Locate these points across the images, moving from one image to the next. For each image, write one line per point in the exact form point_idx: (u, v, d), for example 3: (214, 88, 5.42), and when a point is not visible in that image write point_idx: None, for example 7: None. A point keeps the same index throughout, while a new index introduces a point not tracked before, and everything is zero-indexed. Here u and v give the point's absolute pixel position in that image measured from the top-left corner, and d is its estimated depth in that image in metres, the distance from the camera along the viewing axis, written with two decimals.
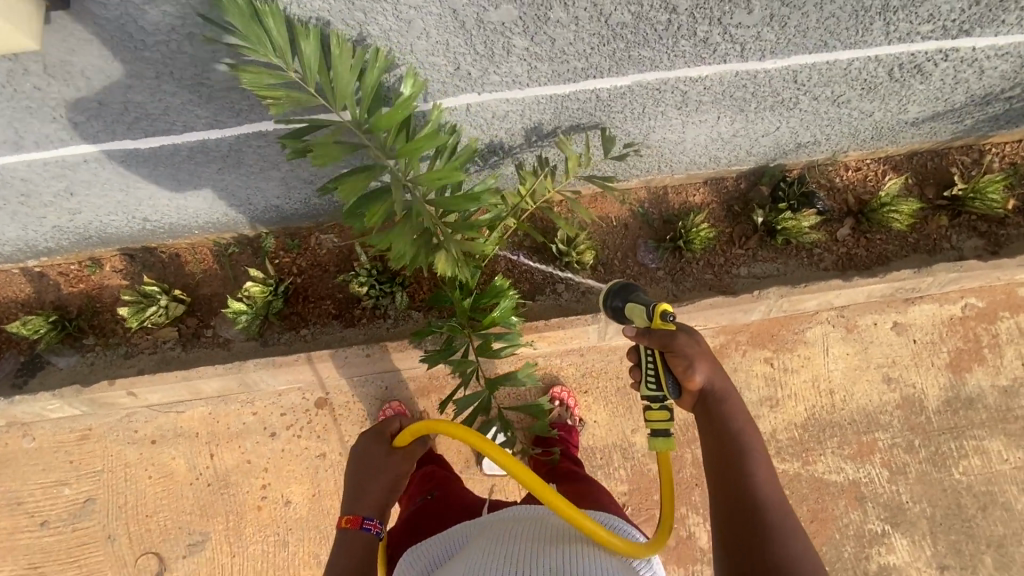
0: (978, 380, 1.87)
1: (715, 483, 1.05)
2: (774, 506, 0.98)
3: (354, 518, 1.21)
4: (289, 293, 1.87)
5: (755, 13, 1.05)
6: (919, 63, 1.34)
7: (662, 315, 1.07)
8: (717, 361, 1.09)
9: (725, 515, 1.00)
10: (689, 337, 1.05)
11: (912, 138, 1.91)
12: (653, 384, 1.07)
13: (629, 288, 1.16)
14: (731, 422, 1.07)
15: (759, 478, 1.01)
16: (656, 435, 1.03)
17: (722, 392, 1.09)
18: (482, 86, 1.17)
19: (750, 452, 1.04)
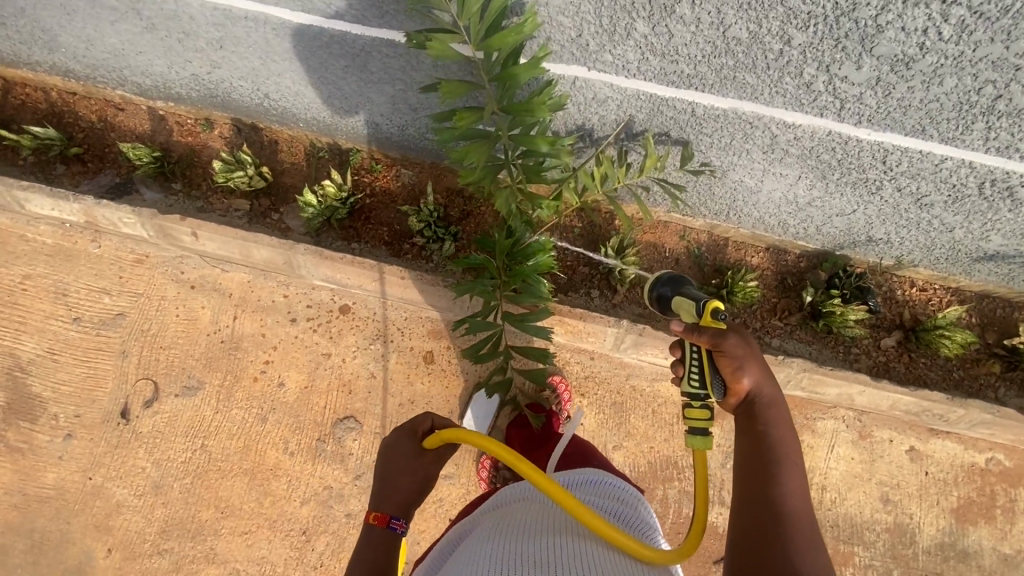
0: (980, 538, 1.76)
1: (743, 484, 1.07)
2: (800, 514, 1.00)
3: (380, 517, 1.19)
4: (355, 208, 2.02)
5: (863, 71, 1.11)
6: (1012, 185, 1.36)
7: (714, 313, 1.06)
8: (767, 368, 1.12)
9: (750, 517, 1.02)
10: (741, 339, 1.08)
11: (987, 275, 1.87)
12: (697, 383, 1.08)
13: (679, 281, 1.21)
14: (770, 430, 1.09)
15: (790, 487, 1.04)
16: (693, 433, 1.03)
17: (768, 399, 1.12)
18: (594, 62, 1.28)
19: (785, 462, 1.06)
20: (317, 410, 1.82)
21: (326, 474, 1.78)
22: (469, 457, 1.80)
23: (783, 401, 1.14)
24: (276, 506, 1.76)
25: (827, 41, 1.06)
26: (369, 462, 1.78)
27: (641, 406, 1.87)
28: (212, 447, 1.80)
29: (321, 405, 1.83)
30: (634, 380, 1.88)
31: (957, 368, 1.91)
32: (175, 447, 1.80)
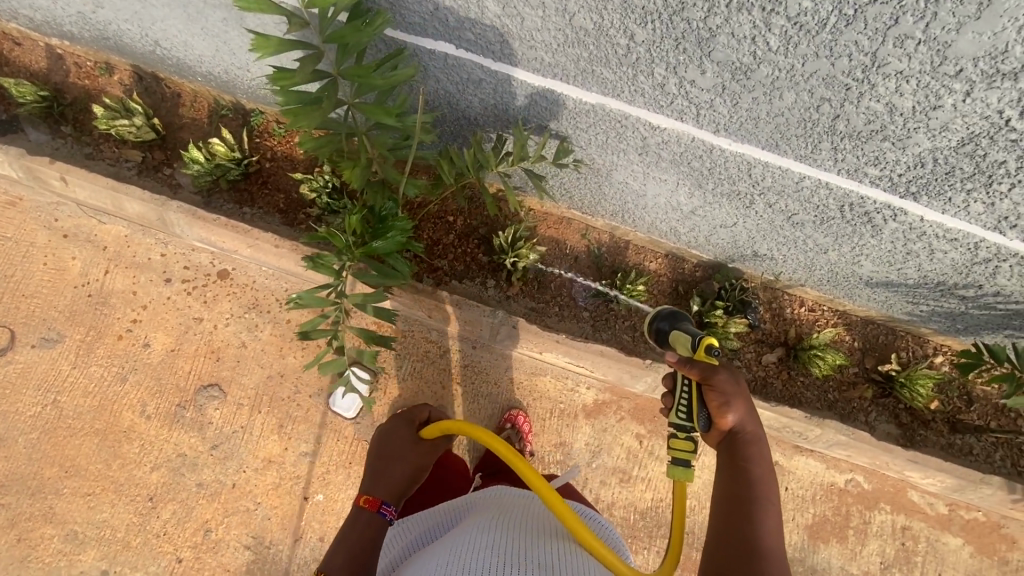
0: (830, 556, 1.81)
1: (719, 521, 1.02)
2: (776, 560, 0.94)
3: (372, 501, 1.30)
4: (252, 172, 1.93)
5: (708, 76, 1.09)
6: (869, 211, 1.37)
7: (708, 349, 1.08)
8: (755, 406, 1.12)
9: (722, 555, 0.96)
10: (731, 375, 1.10)
11: (869, 301, 1.90)
12: (683, 414, 1.10)
13: (678, 319, 1.22)
14: (752, 467, 1.05)
15: (767, 528, 0.99)
16: (676, 464, 1.05)
17: (754, 438, 1.10)
18: (457, 40, 1.24)
19: (764, 503, 1.02)
20: (181, 374, 1.77)
21: (182, 441, 1.72)
22: (332, 436, 1.76)
23: (768, 444, 1.12)
24: (124, 470, 1.70)
25: (667, 41, 1.05)
26: (229, 432, 1.74)
27: (517, 400, 1.86)
28: (64, 403, 1.73)
29: (186, 370, 1.77)
30: (513, 373, 1.87)
31: (832, 390, 1.93)
32: (25, 400, 1.72)
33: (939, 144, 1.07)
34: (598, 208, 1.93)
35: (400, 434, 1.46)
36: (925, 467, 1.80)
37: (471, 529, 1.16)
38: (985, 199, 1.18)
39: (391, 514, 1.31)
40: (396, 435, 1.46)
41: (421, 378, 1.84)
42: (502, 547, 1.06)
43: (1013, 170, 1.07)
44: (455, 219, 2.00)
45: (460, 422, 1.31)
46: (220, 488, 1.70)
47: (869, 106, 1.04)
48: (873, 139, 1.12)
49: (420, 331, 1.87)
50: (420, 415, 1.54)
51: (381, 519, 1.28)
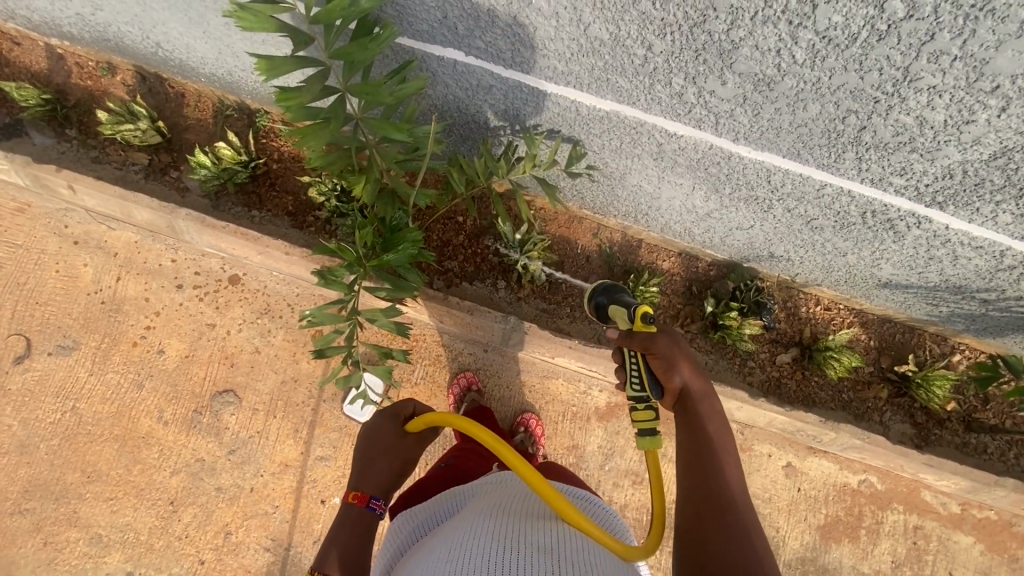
0: (842, 556, 1.82)
1: (683, 479, 1.04)
2: (741, 500, 0.96)
3: (361, 496, 1.32)
4: (259, 173, 1.89)
5: (729, 86, 1.05)
6: (891, 218, 1.33)
7: (643, 317, 1.15)
8: (698, 364, 1.15)
9: (691, 507, 0.97)
10: (670, 339, 1.14)
11: (886, 301, 1.87)
12: (637, 385, 1.11)
13: (617, 298, 1.28)
14: (705, 423, 1.09)
15: (730, 474, 1.01)
16: (641, 434, 1.03)
17: (702, 394, 1.13)
18: (467, 47, 1.20)
19: (722, 453, 1.04)
20: (196, 380, 1.78)
21: (200, 446, 1.75)
22: (347, 440, 1.77)
23: (717, 398, 1.16)
24: (144, 475, 1.73)
25: (687, 52, 1.00)
26: (245, 437, 1.76)
27: (530, 403, 1.86)
28: (82, 410, 1.75)
29: (201, 376, 1.79)
30: (525, 377, 1.87)
31: (847, 390, 1.91)
32: (44, 408, 1.75)
33: (970, 157, 1.04)
34: (611, 209, 1.89)
35: (383, 428, 1.45)
36: (939, 469, 1.80)
37: (465, 519, 1.14)
38: (1014, 210, 1.15)
39: (381, 508, 1.33)
40: (378, 429, 1.44)
41: (433, 382, 1.85)
42: (499, 535, 1.04)
43: None
44: (465, 220, 1.97)
45: (436, 412, 1.31)
46: (238, 492, 1.73)
47: (898, 118, 1.00)
48: (900, 151, 1.08)
49: (432, 334, 1.86)
50: (406, 409, 1.51)
51: (370, 513, 1.31)
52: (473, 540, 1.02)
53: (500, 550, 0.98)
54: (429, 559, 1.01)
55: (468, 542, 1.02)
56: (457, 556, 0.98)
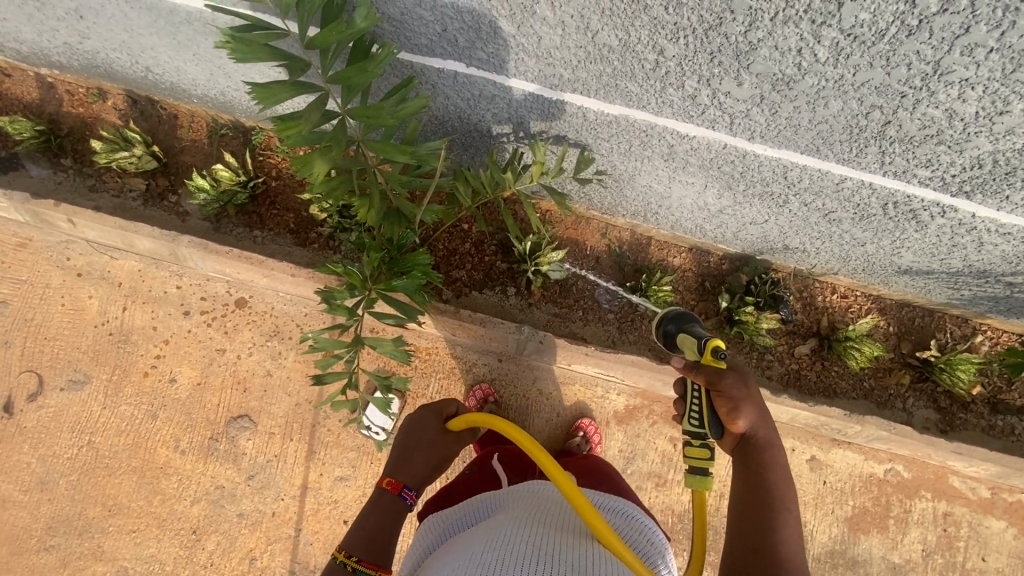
0: (871, 547, 1.80)
1: (737, 528, 1.04)
2: (797, 565, 0.96)
3: (395, 484, 1.32)
4: (259, 192, 1.85)
5: (745, 87, 1.00)
6: (915, 209, 1.28)
7: (714, 351, 1.05)
8: (764, 410, 1.13)
9: (743, 559, 0.98)
10: (738, 379, 1.08)
11: (905, 287, 1.84)
12: (695, 421, 1.09)
13: (685, 318, 1.18)
14: (765, 474, 1.08)
15: (785, 534, 1.00)
16: (692, 472, 1.03)
17: (765, 443, 1.11)
18: (468, 59, 1.15)
19: (782, 510, 1.04)
20: (211, 407, 1.76)
21: (219, 473, 1.73)
22: (366, 459, 1.76)
23: (780, 447, 1.14)
24: (165, 505, 1.72)
25: (701, 55, 0.95)
26: (263, 462, 1.74)
27: (547, 410, 1.84)
28: (99, 444, 1.74)
29: (215, 403, 1.77)
30: (541, 385, 1.85)
31: (868, 378, 1.88)
32: (61, 443, 1.73)
33: (1002, 147, 0.99)
34: (619, 210, 1.86)
35: (425, 421, 1.45)
36: (968, 456, 1.76)
37: (500, 527, 1.11)
38: None
39: (411, 499, 1.32)
40: (419, 422, 1.45)
41: (449, 395, 1.82)
42: (535, 546, 1.01)
43: None
44: (470, 228, 1.96)
45: (479, 414, 1.32)
46: (260, 517, 1.72)
47: (925, 112, 0.95)
48: (926, 143, 1.03)
49: (445, 347, 1.84)
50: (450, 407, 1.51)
51: (402, 503, 1.30)
52: (509, 547, 1.00)
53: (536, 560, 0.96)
54: (462, 562, 0.99)
55: (503, 550, 1.00)
56: (492, 561, 0.96)
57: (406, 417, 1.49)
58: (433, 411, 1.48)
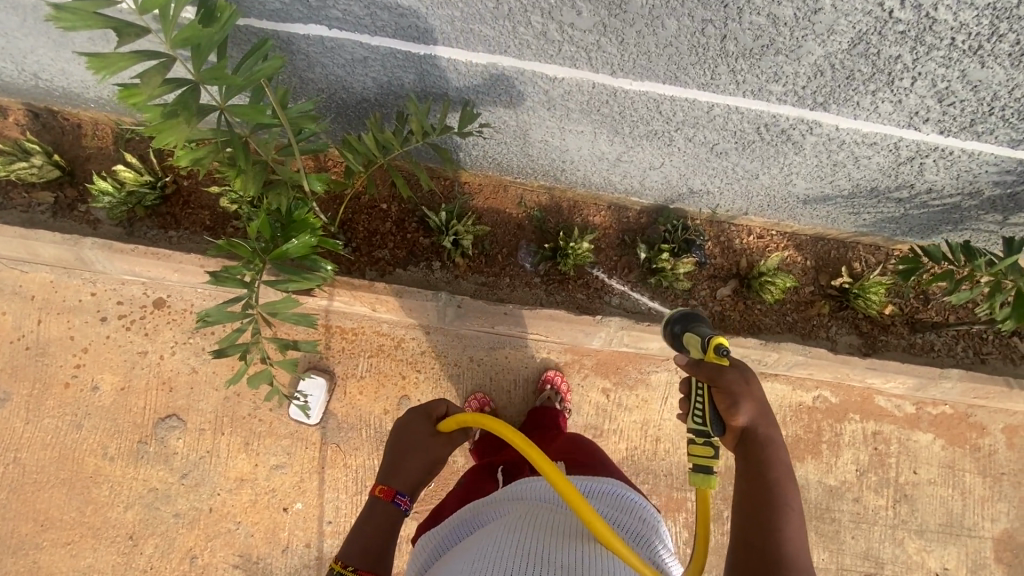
0: (806, 472, 1.85)
1: (740, 527, 1.02)
2: (801, 564, 0.95)
3: (387, 491, 1.32)
4: (170, 192, 1.80)
5: (585, 16, 1.04)
6: (785, 129, 1.33)
7: (716, 349, 1.01)
8: (765, 404, 1.08)
9: (743, 558, 0.97)
10: (741, 374, 1.04)
11: (813, 219, 1.87)
12: (699, 419, 1.02)
13: (692, 317, 1.11)
14: (767, 471, 1.04)
15: (790, 534, 0.98)
16: (696, 470, 0.97)
17: (766, 439, 1.08)
18: (326, 19, 1.17)
19: (785, 508, 1.01)
20: (137, 411, 1.75)
21: (151, 476, 1.72)
22: (301, 445, 1.76)
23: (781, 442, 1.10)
24: (98, 514, 1.70)
25: None
26: (196, 459, 1.73)
27: (480, 378, 1.86)
28: (25, 460, 1.71)
29: (141, 406, 1.75)
30: (471, 352, 1.86)
31: (791, 312, 1.92)
32: None
33: (832, 49, 1.03)
34: (529, 170, 1.83)
35: (417, 426, 1.45)
36: (884, 372, 1.83)
37: (491, 534, 1.11)
38: (892, 97, 1.15)
39: (406, 505, 1.33)
40: (413, 426, 1.45)
41: (379, 373, 1.81)
42: (527, 552, 1.01)
43: (910, 63, 1.03)
44: (389, 207, 1.89)
45: (471, 414, 1.31)
46: (197, 514, 1.71)
47: (751, 20, 0.99)
48: (766, 55, 1.07)
49: (371, 326, 1.83)
50: (438, 409, 1.49)
51: (395, 509, 1.31)
52: (496, 561, 0.99)
53: (526, 568, 0.97)
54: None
55: (492, 567, 0.98)
56: (482, 571, 0.97)
57: (398, 419, 1.50)
58: (423, 414, 1.47)
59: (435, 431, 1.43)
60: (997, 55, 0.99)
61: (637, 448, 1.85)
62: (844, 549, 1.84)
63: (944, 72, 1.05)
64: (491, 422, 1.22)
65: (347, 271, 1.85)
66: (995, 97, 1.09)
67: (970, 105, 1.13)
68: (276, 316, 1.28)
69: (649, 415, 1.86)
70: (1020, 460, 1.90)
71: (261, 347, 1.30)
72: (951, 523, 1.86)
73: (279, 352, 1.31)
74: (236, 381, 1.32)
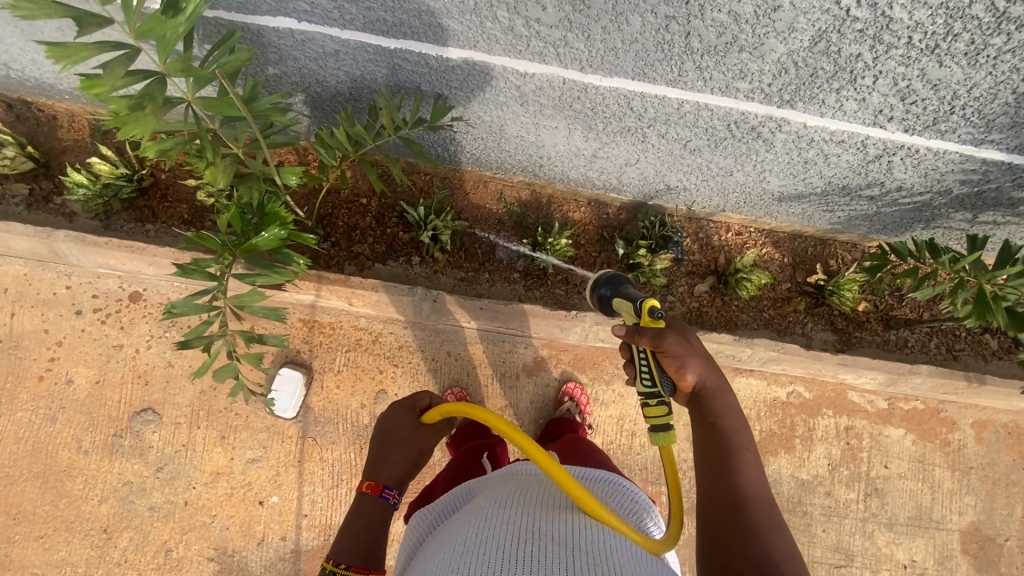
0: (780, 467, 1.88)
1: (704, 477, 1.09)
2: (760, 500, 1.02)
3: (374, 486, 1.35)
4: (148, 185, 1.79)
5: (550, 11, 1.05)
6: (754, 127, 1.34)
7: (651, 312, 1.05)
8: (708, 356, 1.12)
9: (709, 507, 1.04)
10: (680, 336, 1.07)
11: (789, 216, 1.88)
12: (648, 382, 1.08)
13: (618, 280, 1.18)
14: (721, 422, 1.10)
15: (749, 473, 1.06)
16: (656, 430, 1.04)
17: (715, 391, 1.12)
18: (294, 12, 1.17)
19: (741, 452, 1.08)
20: (112, 405, 1.74)
21: (126, 470, 1.72)
22: (277, 438, 1.76)
23: (729, 389, 1.16)
24: (72, 507, 1.70)
25: None
26: (171, 453, 1.73)
27: (458, 373, 1.86)
28: None
29: (116, 399, 1.74)
30: (449, 347, 1.86)
31: (768, 308, 1.93)
32: None
33: (793, 46, 1.05)
34: (507, 165, 1.83)
35: (400, 419, 1.49)
36: (856, 368, 1.86)
37: (482, 511, 1.15)
38: (856, 95, 1.16)
39: (394, 499, 1.35)
40: (395, 420, 1.49)
41: (356, 367, 1.81)
42: (517, 525, 1.06)
43: (870, 61, 1.05)
44: (369, 201, 1.88)
45: (453, 404, 1.34)
46: (172, 508, 1.72)
47: (713, 17, 1.01)
48: (730, 52, 1.09)
49: (349, 320, 1.83)
50: (421, 402, 1.55)
51: (383, 503, 1.33)
52: (488, 535, 1.03)
53: (518, 540, 1.01)
54: (446, 551, 1.03)
55: (484, 541, 1.02)
56: (475, 545, 1.01)
57: (382, 414, 1.54)
58: (407, 407, 1.52)
59: (419, 424, 1.47)
60: (954, 54, 1.00)
61: (614, 442, 1.87)
62: (815, 542, 1.86)
63: (905, 70, 1.06)
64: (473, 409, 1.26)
65: (325, 266, 1.85)
66: (954, 96, 1.11)
67: (932, 104, 1.15)
68: (242, 310, 1.28)
69: (625, 410, 1.88)
70: (988, 455, 1.93)
71: (228, 340, 1.30)
72: (921, 516, 1.89)
73: (246, 344, 1.31)
74: (203, 373, 1.32)
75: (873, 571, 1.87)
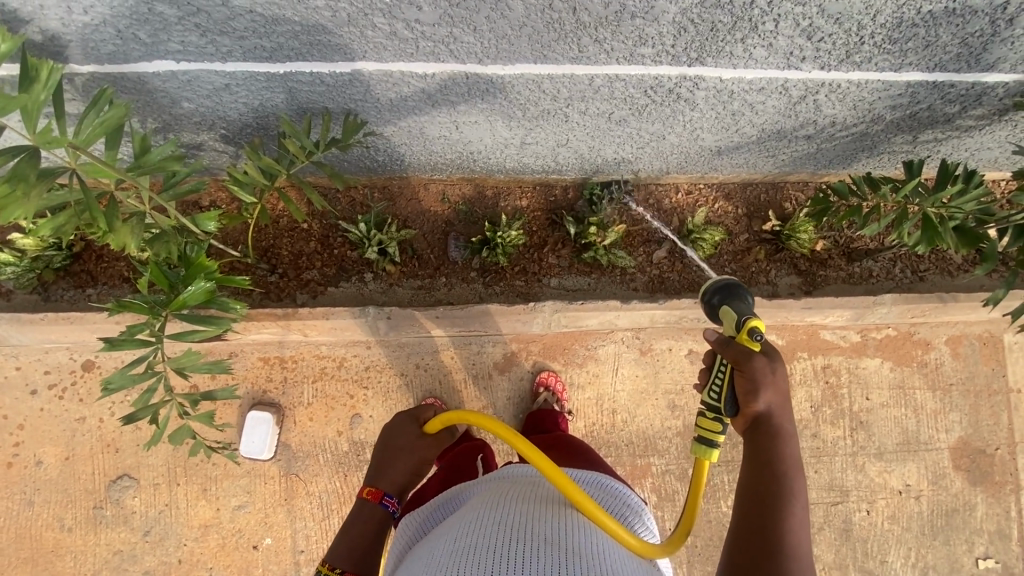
0: None
1: (742, 517, 1.00)
2: (802, 561, 0.93)
3: (375, 492, 1.33)
4: (79, 250, 1.72)
5: (427, 10, 1.01)
6: (672, 89, 1.30)
7: (751, 332, 1.03)
8: (783, 392, 1.05)
9: (744, 545, 0.96)
10: (768, 363, 1.03)
11: (734, 167, 1.83)
12: (714, 394, 1.08)
13: (734, 289, 1.09)
14: (775, 461, 1.02)
15: (796, 525, 0.96)
16: (700, 441, 1.06)
17: (778, 429, 1.04)
18: (167, 54, 1.12)
19: (791, 502, 0.99)
20: (86, 478, 1.71)
21: (113, 539, 1.71)
22: (259, 481, 1.74)
23: (795, 434, 1.07)
24: None
25: None
26: (155, 514, 1.72)
27: (430, 384, 1.84)
28: None
29: (89, 472, 1.71)
30: (417, 358, 1.84)
31: (729, 263, 1.90)
32: None
33: (685, 5, 1.01)
34: (441, 164, 1.76)
35: (405, 428, 1.47)
36: (821, 309, 1.85)
37: (473, 510, 1.10)
38: (762, 42, 1.13)
39: (393, 507, 1.33)
40: (401, 429, 1.47)
41: (326, 396, 1.79)
42: (509, 524, 1.01)
43: (766, 7, 1.02)
44: (310, 226, 1.81)
45: (455, 412, 1.31)
46: (168, 568, 1.71)
47: None
48: (623, 20, 1.05)
49: (310, 350, 1.80)
50: (427, 413, 1.52)
51: (383, 510, 1.31)
52: (481, 534, 0.99)
53: (510, 539, 0.97)
54: (436, 553, 0.99)
55: (478, 541, 0.97)
56: (465, 547, 0.97)
57: (386, 425, 1.52)
58: (411, 418, 1.49)
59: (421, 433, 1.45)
60: None
61: (596, 423, 1.87)
62: (809, 485, 1.88)
63: (803, 10, 1.03)
64: (477, 415, 1.25)
65: (277, 299, 1.79)
66: (861, 26, 1.08)
67: (840, 37, 1.12)
68: (181, 369, 1.24)
69: (602, 389, 1.87)
70: (966, 369, 1.94)
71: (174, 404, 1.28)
72: (908, 441, 1.91)
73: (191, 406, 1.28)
74: (157, 441, 1.29)
75: (869, 502, 1.89)
